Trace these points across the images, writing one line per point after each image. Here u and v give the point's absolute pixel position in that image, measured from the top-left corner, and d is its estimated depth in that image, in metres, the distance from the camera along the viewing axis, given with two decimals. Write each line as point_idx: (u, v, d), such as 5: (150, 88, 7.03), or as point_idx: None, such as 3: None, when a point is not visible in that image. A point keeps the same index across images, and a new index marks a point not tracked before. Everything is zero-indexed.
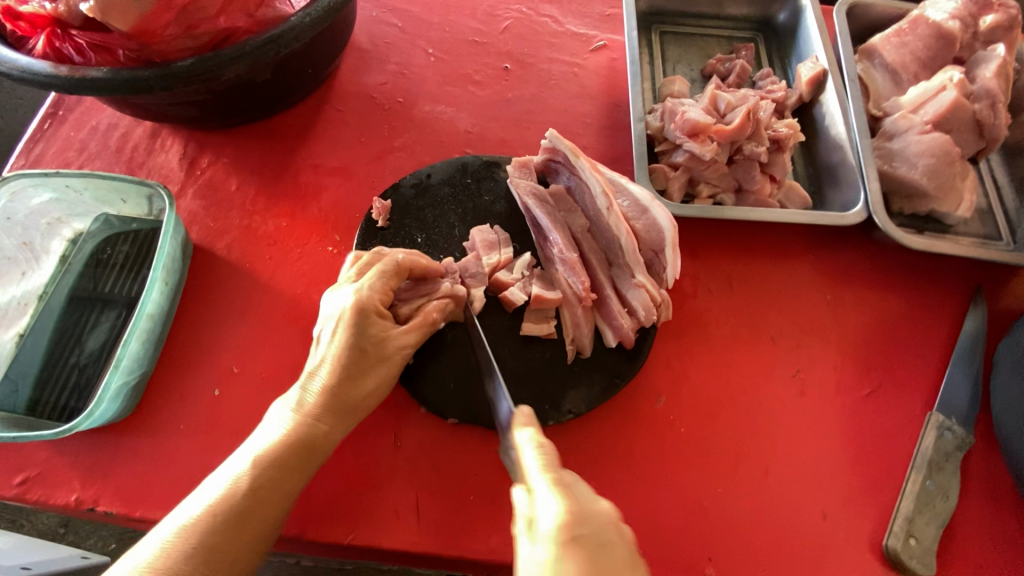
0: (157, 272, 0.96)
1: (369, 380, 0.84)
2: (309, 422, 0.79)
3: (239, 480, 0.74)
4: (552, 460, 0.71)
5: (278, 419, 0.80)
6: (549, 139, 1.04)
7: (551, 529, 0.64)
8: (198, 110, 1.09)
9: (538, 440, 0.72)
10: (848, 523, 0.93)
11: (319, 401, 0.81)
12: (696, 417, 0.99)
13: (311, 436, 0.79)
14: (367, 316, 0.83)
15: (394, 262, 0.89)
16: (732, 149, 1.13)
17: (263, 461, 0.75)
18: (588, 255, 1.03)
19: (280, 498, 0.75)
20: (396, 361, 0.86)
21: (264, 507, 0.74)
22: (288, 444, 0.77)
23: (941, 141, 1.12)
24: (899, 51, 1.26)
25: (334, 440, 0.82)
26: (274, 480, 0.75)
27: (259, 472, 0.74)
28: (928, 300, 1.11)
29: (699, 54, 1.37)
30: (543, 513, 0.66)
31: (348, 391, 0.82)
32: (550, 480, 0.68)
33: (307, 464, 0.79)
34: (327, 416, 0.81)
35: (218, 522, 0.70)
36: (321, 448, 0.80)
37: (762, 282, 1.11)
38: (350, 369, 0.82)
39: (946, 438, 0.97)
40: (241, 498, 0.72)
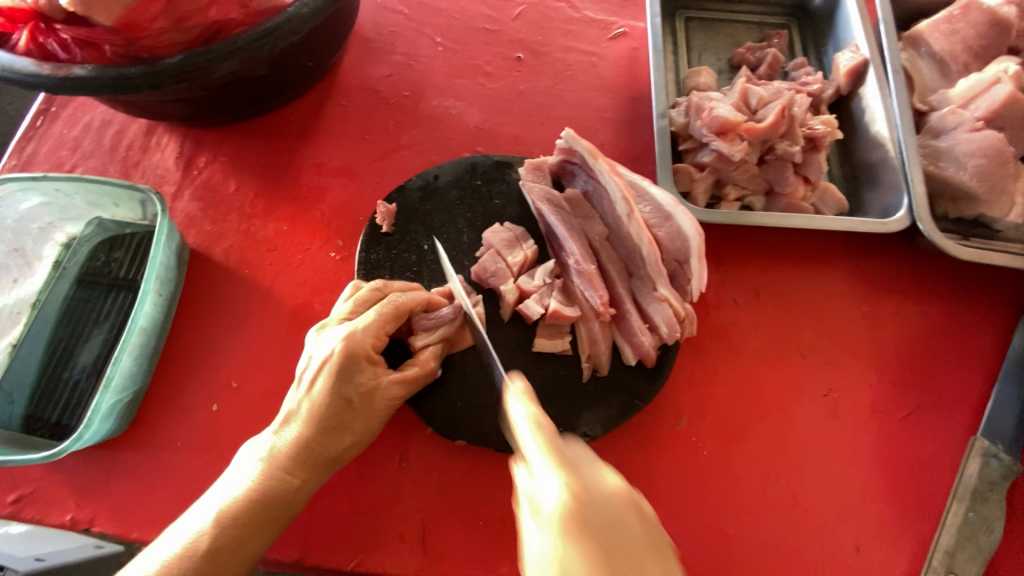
0: (149, 283, 0.91)
1: (349, 434, 0.78)
2: (279, 476, 0.73)
3: (200, 536, 0.69)
4: (552, 437, 0.64)
5: (247, 467, 0.74)
6: (565, 139, 0.96)
7: (555, 512, 0.59)
8: (193, 107, 1.03)
9: (535, 415, 0.66)
10: (883, 556, 0.87)
11: (293, 453, 0.75)
12: (720, 439, 0.93)
13: (277, 492, 0.73)
14: (357, 362, 0.76)
15: (391, 305, 0.81)
16: (764, 148, 1.05)
17: (223, 518, 0.69)
18: (606, 265, 0.96)
19: (243, 558, 0.70)
20: (383, 411, 0.80)
21: (222, 570, 0.68)
22: (253, 499, 0.71)
23: (993, 139, 1.03)
24: (949, 39, 1.16)
25: (305, 493, 0.76)
26: (236, 540, 0.69)
27: (219, 531, 0.69)
28: (974, 313, 1.03)
29: (726, 42, 1.27)
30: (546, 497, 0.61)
31: (326, 445, 0.76)
32: (547, 456, 0.63)
33: (276, 521, 0.73)
34: (299, 470, 0.75)
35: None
36: (291, 504, 0.74)
37: (793, 293, 1.03)
38: (331, 420, 0.76)
39: (990, 466, 0.89)
40: (196, 562, 0.67)
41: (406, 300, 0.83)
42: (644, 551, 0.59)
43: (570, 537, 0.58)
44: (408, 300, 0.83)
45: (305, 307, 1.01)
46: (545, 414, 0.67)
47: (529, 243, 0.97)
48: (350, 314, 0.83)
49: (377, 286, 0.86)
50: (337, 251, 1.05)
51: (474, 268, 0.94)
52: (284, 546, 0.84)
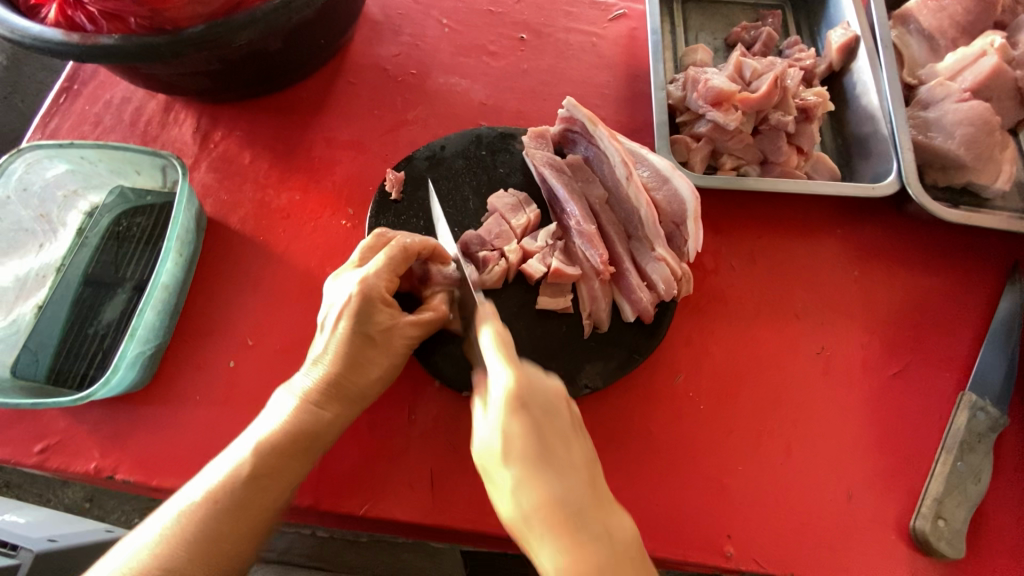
0: (171, 242, 0.95)
1: (374, 368, 0.81)
2: (311, 408, 0.77)
3: (242, 464, 0.72)
4: (506, 338, 0.72)
5: (279, 405, 0.78)
6: (566, 108, 1.00)
7: (498, 397, 0.67)
8: (211, 81, 1.07)
9: (497, 329, 0.72)
10: (874, 504, 0.90)
11: (324, 387, 0.78)
12: (717, 395, 0.97)
13: (311, 424, 0.76)
14: (373, 302, 0.79)
15: (400, 249, 0.83)
16: (758, 118, 1.09)
17: (263, 448, 0.73)
18: (607, 227, 1.00)
19: (284, 485, 0.74)
20: (403, 349, 0.83)
21: (263, 494, 0.72)
22: (289, 430, 0.75)
23: (980, 109, 1.07)
24: (937, 15, 1.20)
25: (336, 425, 0.79)
26: (278, 467, 0.73)
27: (260, 458, 0.72)
28: (962, 277, 1.06)
29: (723, 22, 1.31)
30: (494, 385, 0.69)
31: (354, 379, 0.80)
32: (504, 359, 0.69)
33: (312, 451, 0.77)
34: (329, 402, 0.78)
35: (220, 508, 0.69)
36: (323, 436, 0.78)
37: (787, 256, 1.07)
38: (354, 356, 0.79)
39: (978, 419, 0.92)
40: (241, 486, 0.71)
41: (416, 244, 0.85)
42: (572, 438, 0.70)
43: (512, 415, 0.67)
44: (416, 243, 0.85)
45: (318, 270, 1.05)
46: (505, 329, 0.72)
47: (534, 207, 1.01)
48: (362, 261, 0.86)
49: (385, 235, 0.89)
50: (347, 219, 1.09)
51: (461, 237, 0.99)
52: (297, 491, 0.88)
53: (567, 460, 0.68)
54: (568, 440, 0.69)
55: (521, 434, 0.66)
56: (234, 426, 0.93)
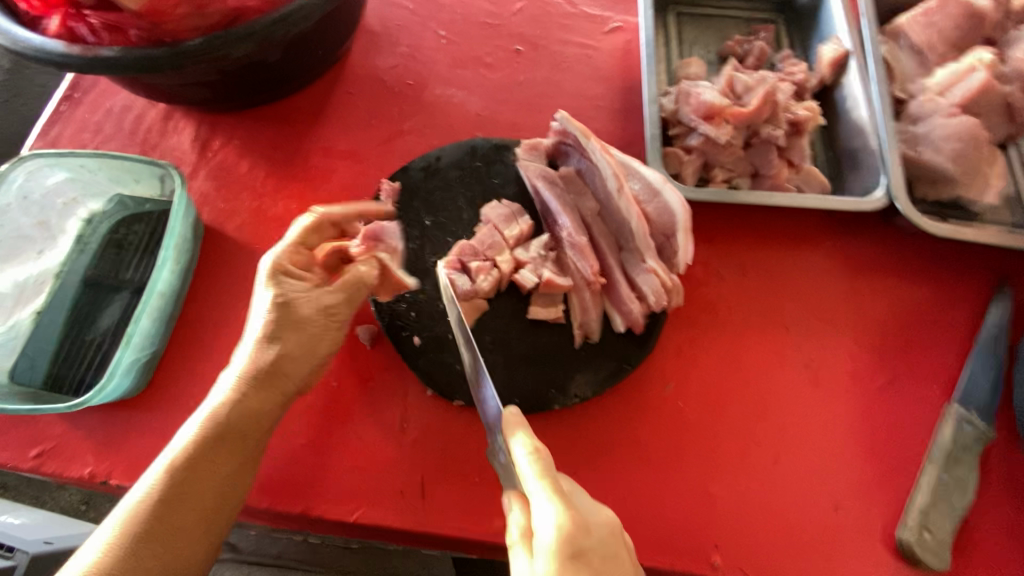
0: (168, 251, 0.97)
1: (298, 340, 0.84)
2: (243, 387, 0.80)
3: (180, 452, 0.76)
4: (548, 467, 0.68)
5: (216, 389, 0.81)
6: (559, 121, 1.02)
7: (551, 543, 0.63)
8: (210, 91, 1.09)
9: (532, 446, 0.69)
10: (861, 515, 0.91)
11: (252, 365, 0.82)
12: (707, 405, 0.98)
13: (244, 402, 0.80)
14: (276, 274, 0.85)
15: (314, 220, 0.89)
16: (748, 132, 1.10)
17: (201, 431, 0.77)
18: (598, 238, 1.01)
19: (223, 463, 0.77)
20: (330, 317, 0.87)
21: (205, 475, 0.75)
22: (225, 410, 0.79)
23: (969, 124, 1.08)
24: (927, 30, 1.22)
25: (272, 400, 0.82)
26: (216, 444, 0.77)
27: (199, 440, 0.76)
28: (952, 289, 1.07)
29: (716, 36, 1.33)
30: (542, 529, 0.64)
31: (282, 352, 0.83)
32: (545, 487, 0.66)
33: (248, 431, 0.80)
34: (260, 379, 0.81)
35: (162, 491, 0.73)
36: (258, 412, 0.81)
37: (778, 268, 1.08)
38: (270, 329, 0.82)
39: (964, 431, 0.95)
40: (183, 466, 0.74)
41: (333, 215, 0.91)
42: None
43: (569, 563, 0.63)
44: (332, 212, 0.91)
45: None
46: (542, 443, 0.70)
47: (525, 218, 1.02)
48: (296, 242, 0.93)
49: None
50: None
51: (456, 247, 1.00)
52: (290, 498, 0.89)
53: None
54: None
55: None
56: None
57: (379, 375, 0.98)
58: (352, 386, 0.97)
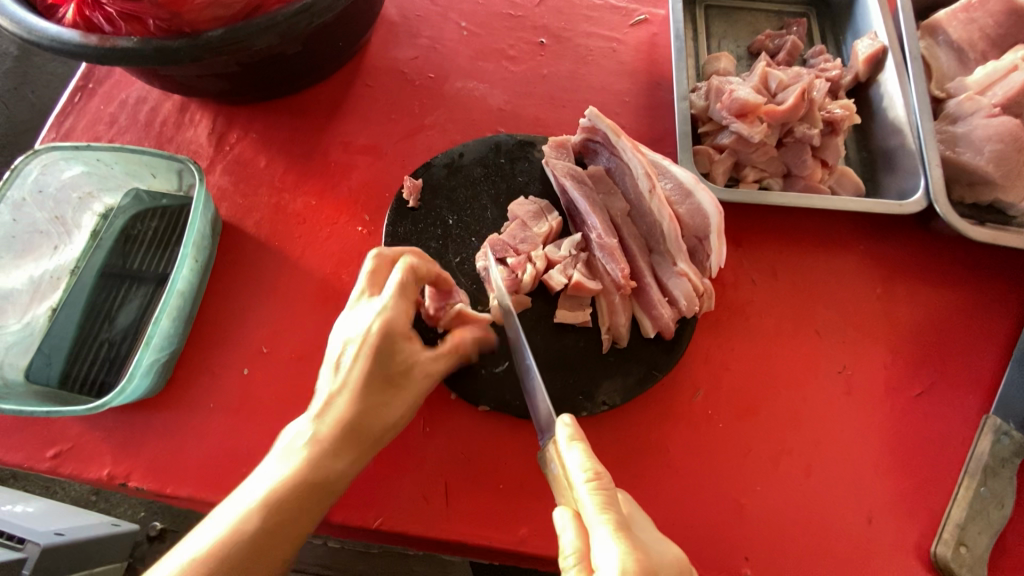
0: (187, 249, 0.94)
1: (394, 408, 0.80)
2: (325, 455, 0.75)
3: (248, 518, 0.70)
4: (610, 499, 0.66)
5: (287, 451, 0.75)
6: (588, 117, 0.98)
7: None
8: (228, 83, 1.06)
9: (592, 475, 0.68)
10: (894, 528, 0.89)
11: (336, 431, 0.76)
12: (737, 413, 0.95)
13: (325, 472, 0.74)
14: (392, 337, 0.78)
15: (412, 278, 0.81)
16: (782, 131, 1.07)
17: (273, 498, 0.71)
18: (628, 240, 0.98)
19: (291, 537, 0.72)
20: (423, 387, 0.82)
21: (273, 547, 0.70)
22: (300, 479, 0.73)
23: (1011, 125, 1.04)
24: (966, 27, 1.18)
25: (349, 472, 0.77)
26: (290, 516, 0.72)
27: (271, 509, 0.71)
28: (988, 296, 1.04)
29: (746, 29, 1.29)
30: (604, 562, 0.62)
31: (369, 420, 0.78)
32: (607, 521, 0.64)
33: (323, 499, 0.75)
34: (345, 448, 0.76)
35: (228, 563, 0.68)
36: (336, 484, 0.76)
37: (810, 272, 1.05)
38: (374, 395, 0.78)
39: (1002, 443, 0.90)
40: (252, 534, 0.69)
41: (428, 273, 0.84)
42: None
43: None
44: (426, 269, 0.84)
45: (333, 278, 1.04)
46: (600, 465, 0.69)
47: (554, 213, 1.00)
48: (374, 288, 0.83)
49: (383, 255, 0.85)
50: (363, 226, 1.08)
51: (485, 244, 0.98)
52: None
53: None
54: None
55: None
56: (248, 435, 0.92)
57: None
58: None
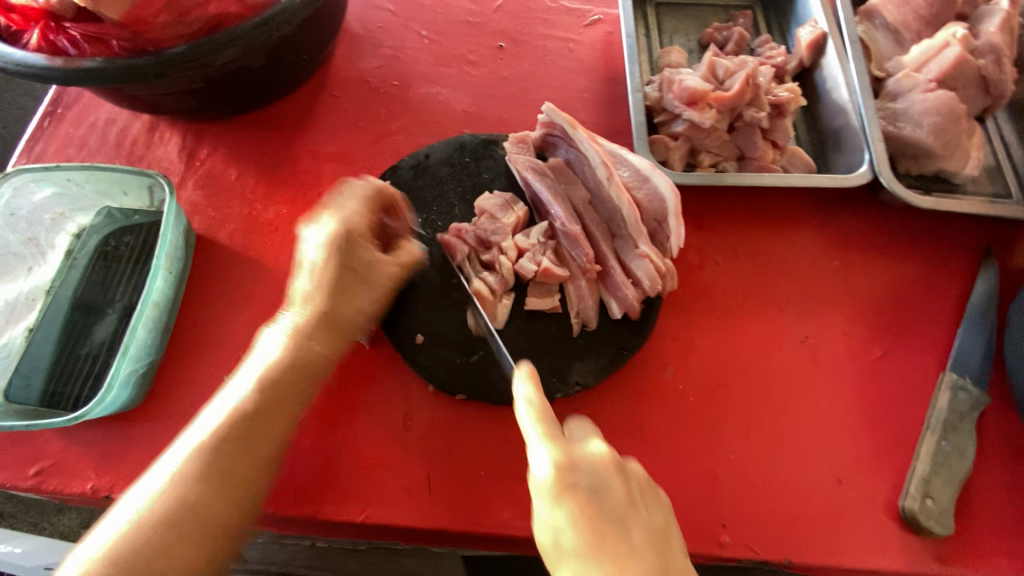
0: (161, 260, 0.96)
1: (358, 300, 0.88)
2: (305, 338, 0.83)
3: (243, 400, 0.77)
4: (545, 412, 0.73)
5: (270, 341, 0.83)
6: (545, 113, 1.02)
7: (546, 478, 0.69)
8: (195, 99, 1.08)
9: (530, 390, 0.74)
10: (863, 486, 0.92)
11: (314, 320, 0.84)
12: (706, 387, 0.98)
13: (308, 352, 0.83)
14: (354, 240, 0.88)
15: (375, 192, 0.92)
16: (732, 117, 1.11)
17: (263, 379, 0.79)
18: (590, 227, 1.02)
19: (286, 411, 0.79)
20: (386, 285, 0.91)
21: (270, 425, 0.78)
22: (285, 361, 0.81)
23: (946, 98, 1.10)
24: (901, 10, 1.25)
25: (329, 354, 0.86)
26: (281, 394, 0.79)
27: (261, 391, 0.78)
28: (938, 261, 1.09)
29: (696, 24, 1.35)
30: (539, 467, 0.70)
31: (340, 309, 0.87)
32: (542, 430, 0.71)
33: (311, 379, 0.83)
34: (321, 332, 0.85)
35: (226, 445, 0.74)
36: (319, 363, 0.84)
37: (769, 248, 1.10)
38: (341, 288, 0.87)
39: (959, 398, 0.96)
40: (245, 416, 0.76)
41: (388, 190, 0.94)
42: (627, 514, 0.68)
43: (556, 500, 0.68)
44: (389, 188, 0.94)
45: None
46: (541, 391, 0.75)
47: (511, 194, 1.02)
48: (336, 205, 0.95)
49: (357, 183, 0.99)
50: None
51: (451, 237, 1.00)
52: (297, 501, 0.89)
53: (624, 539, 0.66)
54: (625, 522, 0.67)
55: (570, 521, 0.66)
56: None
57: (380, 375, 0.98)
58: (353, 387, 0.97)
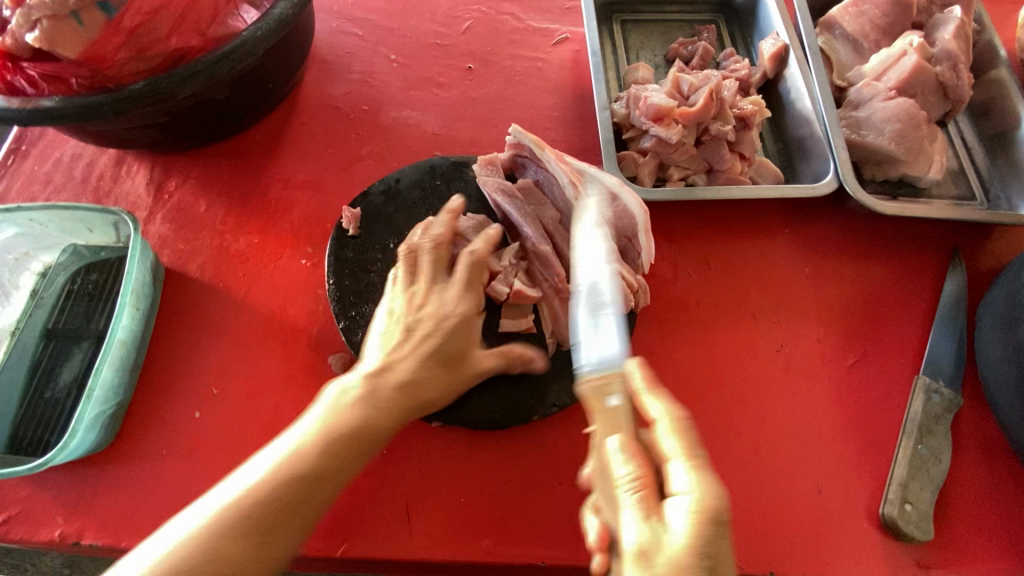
0: (125, 298, 0.94)
1: (431, 383, 0.81)
2: (364, 415, 0.75)
3: (266, 476, 0.69)
4: (689, 436, 0.66)
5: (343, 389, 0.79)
6: (513, 134, 1.02)
7: (690, 511, 0.60)
8: (161, 132, 1.08)
9: (672, 410, 0.68)
10: (844, 494, 0.93)
11: (365, 397, 0.77)
12: (685, 401, 0.98)
13: (366, 431, 0.75)
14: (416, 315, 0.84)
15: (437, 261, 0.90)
16: (699, 130, 1.12)
17: (306, 451, 0.71)
18: (562, 246, 1.02)
19: (324, 488, 0.71)
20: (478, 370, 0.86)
21: (308, 500, 0.70)
22: (339, 437, 0.73)
23: (906, 106, 1.13)
24: (858, 20, 1.26)
25: (386, 433, 0.78)
26: (332, 470, 0.72)
27: (298, 465, 0.70)
28: (908, 265, 1.11)
29: (661, 40, 1.37)
30: (679, 495, 0.63)
31: (415, 393, 0.80)
32: (688, 457, 0.65)
33: (364, 454, 0.76)
34: (385, 412, 0.77)
35: (241, 521, 0.65)
36: (376, 440, 0.76)
37: (741, 259, 1.11)
38: (412, 366, 0.80)
39: (934, 401, 0.96)
40: (268, 493, 0.68)
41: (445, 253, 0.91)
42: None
43: (706, 539, 0.59)
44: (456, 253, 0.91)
45: (280, 313, 1.05)
46: (681, 409, 0.68)
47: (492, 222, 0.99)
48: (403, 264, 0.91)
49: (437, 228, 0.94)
50: (307, 258, 1.10)
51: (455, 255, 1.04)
52: None
53: None
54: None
55: (703, 573, 0.58)
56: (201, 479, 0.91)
57: None
58: None
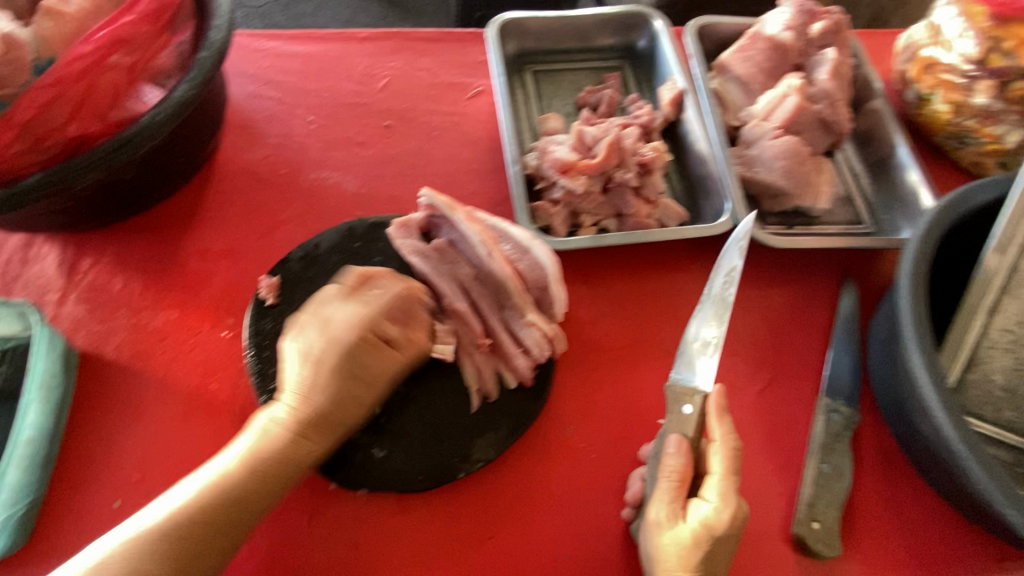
0: (31, 394, 0.95)
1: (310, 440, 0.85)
2: (251, 466, 0.80)
3: (168, 516, 0.75)
4: (734, 466, 0.84)
5: (249, 434, 0.85)
6: (425, 197, 1.06)
7: (707, 511, 0.81)
8: (69, 214, 1.06)
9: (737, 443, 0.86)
10: (758, 518, 0.98)
11: (262, 447, 0.82)
12: (606, 441, 1.03)
13: (256, 483, 0.80)
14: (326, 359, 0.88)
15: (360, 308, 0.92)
16: (604, 179, 1.19)
17: (202, 496, 0.77)
18: (479, 301, 1.06)
19: (210, 542, 0.76)
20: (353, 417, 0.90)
21: (194, 555, 0.74)
22: (233, 482, 0.79)
23: (791, 143, 1.22)
24: (745, 64, 1.36)
25: (277, 487, 0.82)
26: (214, 520, 0.76)
27: (195, 510, 0.76)
28: (806, 290, 1.19)
29: (571, 88, 1.44)
30: (704, 501, 0.82)
31: (290, 452, 0.83)
32: (727, 478, 0.83)
33: (250, 508, 0.80)
34: (265, 469, 0.81)
35: (131, 560, 0.71)
36: (261, 498, 0.80)
37: (654, 297, 1.17)
38: (304, 420, 0.85)
39: (833, 420, 1.03)
40: (160, 537, 0.73)
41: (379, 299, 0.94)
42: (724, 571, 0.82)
43: (703, 532, 0.80)
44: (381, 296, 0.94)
45: (202, 389, 1.04)
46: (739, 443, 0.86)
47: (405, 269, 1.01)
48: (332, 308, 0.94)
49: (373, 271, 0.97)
50: (228, 329, 1.10)
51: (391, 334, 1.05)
52: None
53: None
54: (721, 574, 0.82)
55: (697, 553, 0.80)
56: None
57: None
58: None
